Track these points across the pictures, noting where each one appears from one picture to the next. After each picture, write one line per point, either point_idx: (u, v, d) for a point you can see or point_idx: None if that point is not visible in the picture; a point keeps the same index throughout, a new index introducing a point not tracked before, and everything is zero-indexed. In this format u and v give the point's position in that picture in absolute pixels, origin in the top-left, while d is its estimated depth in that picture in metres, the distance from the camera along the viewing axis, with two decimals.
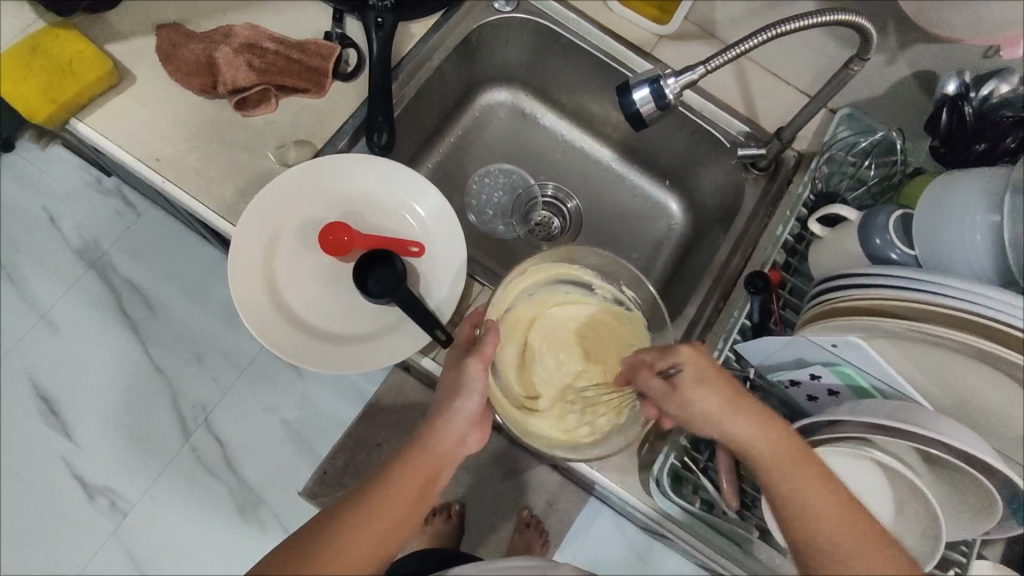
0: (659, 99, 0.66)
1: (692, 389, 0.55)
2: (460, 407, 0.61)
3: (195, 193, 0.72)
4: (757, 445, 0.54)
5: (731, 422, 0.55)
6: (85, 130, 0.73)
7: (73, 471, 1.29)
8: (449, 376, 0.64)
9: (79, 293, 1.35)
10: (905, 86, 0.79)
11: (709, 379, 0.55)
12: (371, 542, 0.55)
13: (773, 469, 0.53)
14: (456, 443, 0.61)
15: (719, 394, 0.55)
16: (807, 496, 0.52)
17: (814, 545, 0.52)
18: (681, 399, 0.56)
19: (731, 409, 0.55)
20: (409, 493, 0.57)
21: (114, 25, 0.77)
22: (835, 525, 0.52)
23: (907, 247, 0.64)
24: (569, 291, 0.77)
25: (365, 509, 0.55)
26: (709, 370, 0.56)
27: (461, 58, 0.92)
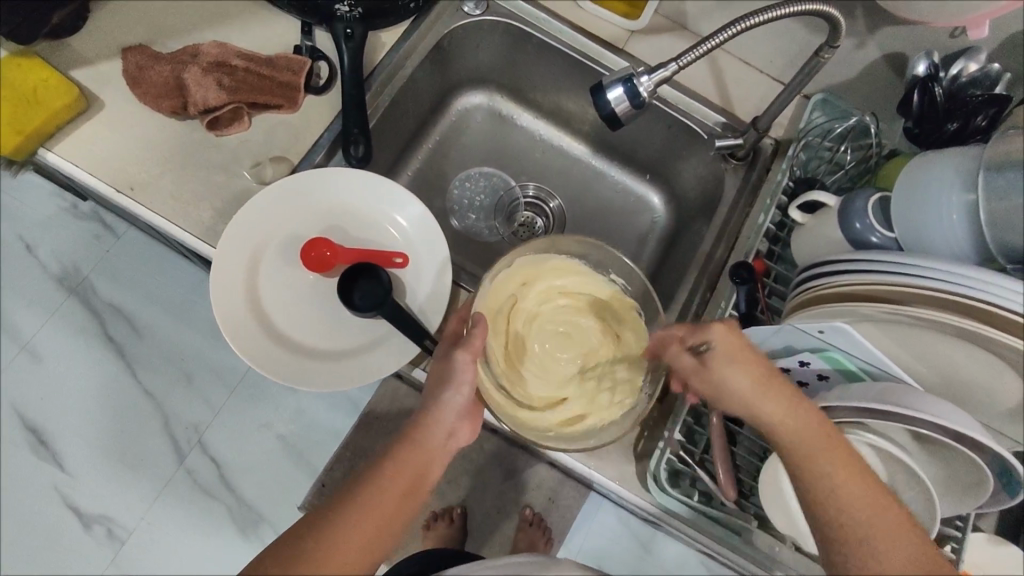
0: (633, 98, 0.66)
1: (727, 367, 0.55)
2: (448, 399, 0.61)
3: (171, 217, 0.71)
4: (782, 422, 0.54)
5: (760, 399, 0.55)
6: (55, 160, 0.72)
7: (66, 502, 1.28)
8: (438, 369, 0.63)
9: (61, 321, 1.33)
10: (876, 69, 0.79)
11: (742, 356, 0.55)
12: (362, 542, 0.54)
13: (796, 444, 0.53)
14: (446, 436, 0.62)
15: (751, 372, 0.55)
16: (832, 476, 0.52)
17: (847, 520, 0.51)
18: (716, 373, 0.56)
19: (761, 387, 0.55)
20: (398, 490, 0.57)
21: (77, 50, 0.76)
22: (873, 512, 0.51)
23: (887, 230, 0.65)
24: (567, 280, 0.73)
25: (355, 509, 0.55)
26: (745, 347, 0.56)
27: (433, 64, 0.91)
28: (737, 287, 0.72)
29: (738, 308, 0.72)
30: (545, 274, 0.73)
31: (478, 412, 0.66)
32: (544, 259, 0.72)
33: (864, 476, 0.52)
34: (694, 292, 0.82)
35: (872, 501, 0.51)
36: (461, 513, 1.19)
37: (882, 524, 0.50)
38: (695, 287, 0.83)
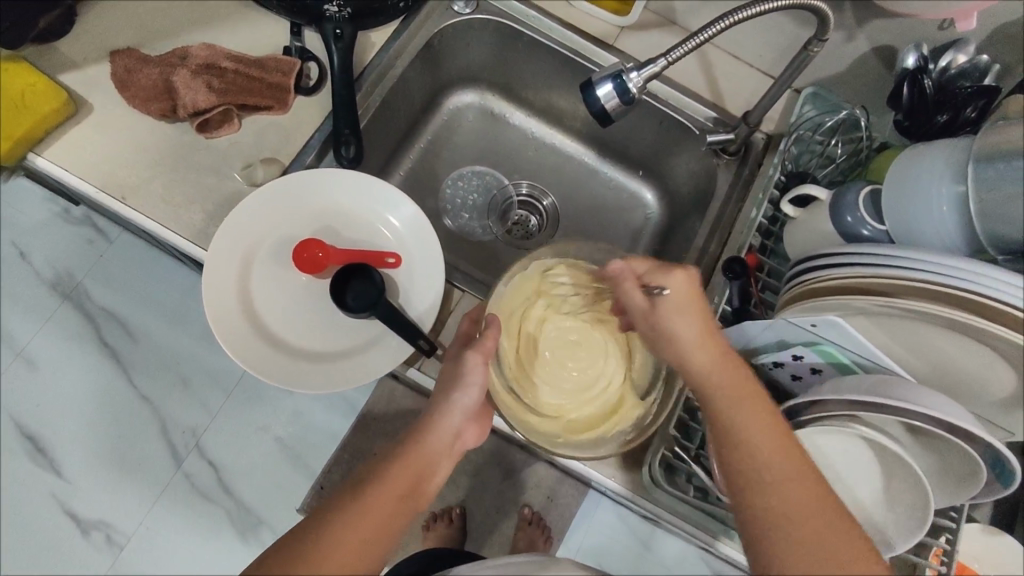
0: (623, 94, 0.66)
1: (673, 309, 0.58)
2: (457, 400, 0.62)
3: (163, 221, 0.71)
4: (709, 368, 0.56)
5: (697, 342, 0.57)
6: (45, 165, 0.72)
7: (64, 509, 1.27)
8: (449, 371, 0.64)
9: (56, 326, 1.33)
10: (866, 61, 0.79)
11: (688, 301, 0.58)
12: (364, 542, 0.53)
13: (715, 386, 0.55)
14: (452, 438, 0.62)
15: (694, 317, 0.57)
16: (750, 421, 0.53)
17: (751, 459, 0.51)
18: (661, 311, 0.58)
19: (702, 331, 0.57)
20: (403, 490, 0.57)
21: (65, 54, 0.75)
22: (776, 458, 0.51)
23: (878, 222, 0.65)
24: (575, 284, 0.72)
25: (360, 507, 0.54)
26: (694, 297, 0.58)
27: (424, 63, 0.91)
28: (730, 282, 0.72)
29: (731, 303, 0.72)
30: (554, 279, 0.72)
31: (483, 417, 0.67)
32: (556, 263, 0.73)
33: (782, 431, 0.53)
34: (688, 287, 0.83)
35: (786, 454, 0.51)
36: (460, 513, 1.19)
37: (791, 475, 0.50)
38: None
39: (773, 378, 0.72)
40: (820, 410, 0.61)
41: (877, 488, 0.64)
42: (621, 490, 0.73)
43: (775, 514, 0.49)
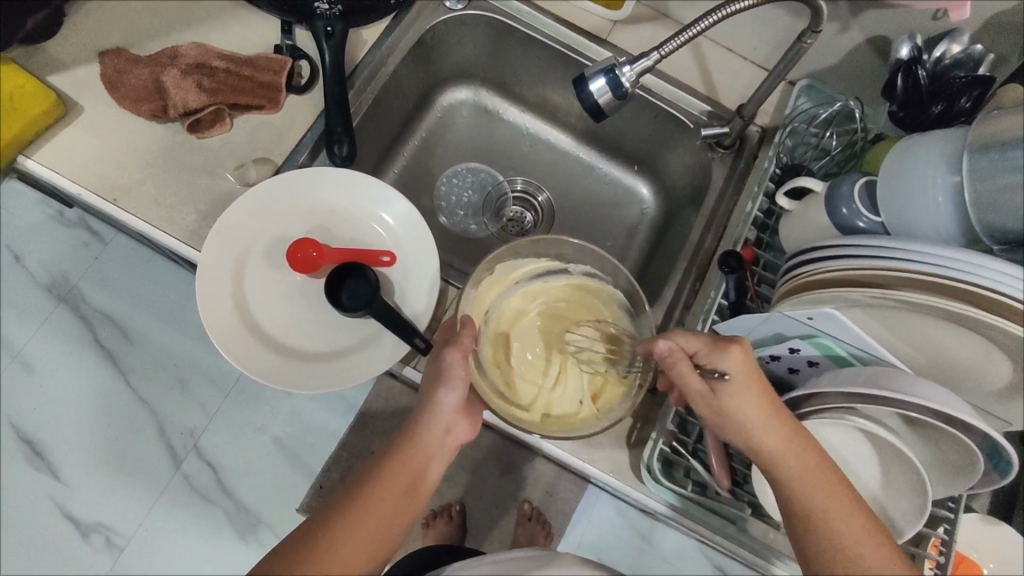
0: (616, 89, 0.65)
1: (738, 391, 0.56)
2: (444, 398, 0.62)
3: (155, 222, 0.71)
4: (781, 450, 0.56)
5: (762, 424, 0.56)
6: (35, 167, 0.71)
7: (64, 512, 1.27)
8: (432, 369, 0.64)
9: (51, 329, 1.32)
10: (860, 52, 0.79)
11: (747, 381, 0.56)
12: (366, 543, 0.54)
13: (791, 469, 0.55)
14: (443, 434, 0.62)
15: (756, 396, 0.56)
16: (828, 503, 0.54)
17: (844, 542, 0.52)
18: (721, 397, 0.57)
19: (765, 412, 0.56)
20: (400, 488, 0.58)
21: (54, 55, 0.75)
22: (861, 534, 0.53)
23: (874, 214, 0.65)
24: (547, 278, 0.77)
25: (359, 509, 0.55)
26: (753, 373, 0.57)
27: (416, 60, 0.90)
28: (726, 276, 0.72)
29: (728, 296, 0.72)
30: (525, 274, 0.77)
31: (473, 412, 0.67)
32: (521, 261, 0.76)
33: (858, 509, 0.54)
34: (684, 282, 0.82)
35: (869, 535, 0.53)
36: (459, 510, 1.19)
37: (878, 557, 0.52)
38: (685, 277, 0.83)
39: (770, 371, 0.72)
40: (819, 403, 0.61)
41: (876, 480, 0.64)
42: (620, 486, 0.73)
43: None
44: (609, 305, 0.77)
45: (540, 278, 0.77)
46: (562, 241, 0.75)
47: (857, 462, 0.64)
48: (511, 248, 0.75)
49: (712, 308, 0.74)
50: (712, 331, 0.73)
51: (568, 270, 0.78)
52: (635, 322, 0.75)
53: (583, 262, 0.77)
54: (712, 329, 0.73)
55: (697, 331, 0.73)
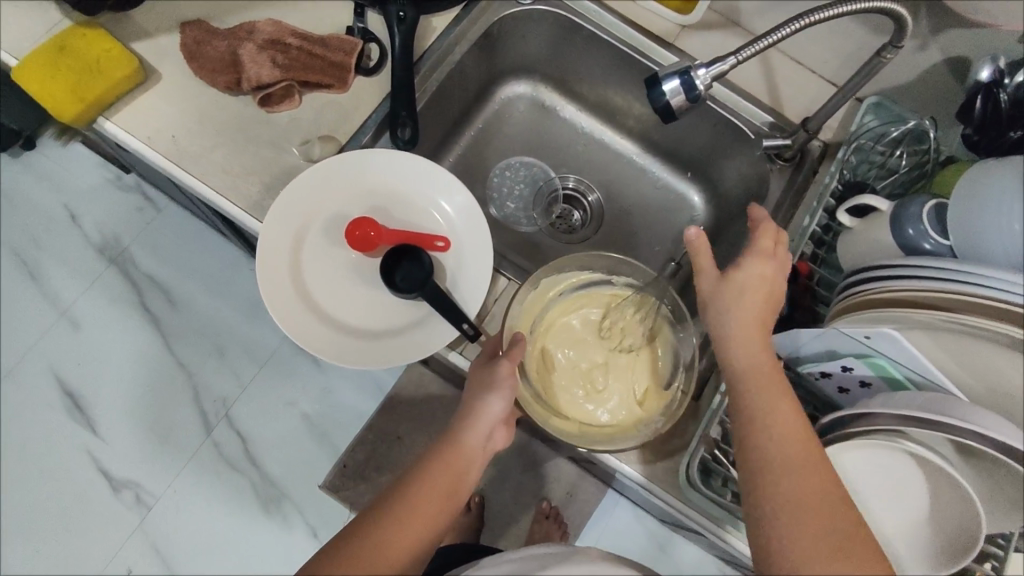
0: (689, 91, 0.65)
1: (739, 287, 0.61)
2: (491, 405, 0.64)
3: (220, 189, 0.73)
4: (755, 353, 0.59)
5: (747, 328, 0.60)
6: (113, 129, 0.74)
7: (98, 466, 1.31)
8: (479, 374, 0.66)
9: (101, 289, 1.37)
10: (937, 71, 0.77)
11: (755, 287, 0.61)
12: (409, 545, 0.56)
13: (756, 368, 0.58)
14: (483, 441, 0.64)
15: (754, 302, 0.61)
16: (786, 417, 0.56)
17: (773, 443, 0.55)
18: (725, 291, 0.62)
19: (755, 320, 0.60)
20: (444, 490, 0.59)
21: (137, 22, 0.77)
22: (794, 449, 0.55)
23: (942, 237, 0.63)
24: (591, 290, 0.78)
25: (404, 509, 0.57)
26: (763, 282, 0.61)
27: (482, 51, 0.91)
28: None
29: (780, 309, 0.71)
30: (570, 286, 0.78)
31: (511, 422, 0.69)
32: (566, 273, 0.78)
33: (804, 433, 0.56)
34: None
35: (804, 462, 0.54)
36: (479, 504, 1.20)
37: (806, 474, 0.53)
38: None
39: (817, 389, 0.71)
40: (870, 423, 0.59)
41: (926, 506, 0.63)
42: (645, 484, 0.72)
43: (795, 505, 0.53)
44: (653, 316, 0.77)
45: (585, 291, 0.78)
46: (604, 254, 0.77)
47: (905, 485, 0.63)
48: (559, 264, 0.78)
49: None
50: None
51: (613, 281, 0.79)
52: (681, 336, 0.75)
53: (628, 274, 0.79)
54: None
55: None
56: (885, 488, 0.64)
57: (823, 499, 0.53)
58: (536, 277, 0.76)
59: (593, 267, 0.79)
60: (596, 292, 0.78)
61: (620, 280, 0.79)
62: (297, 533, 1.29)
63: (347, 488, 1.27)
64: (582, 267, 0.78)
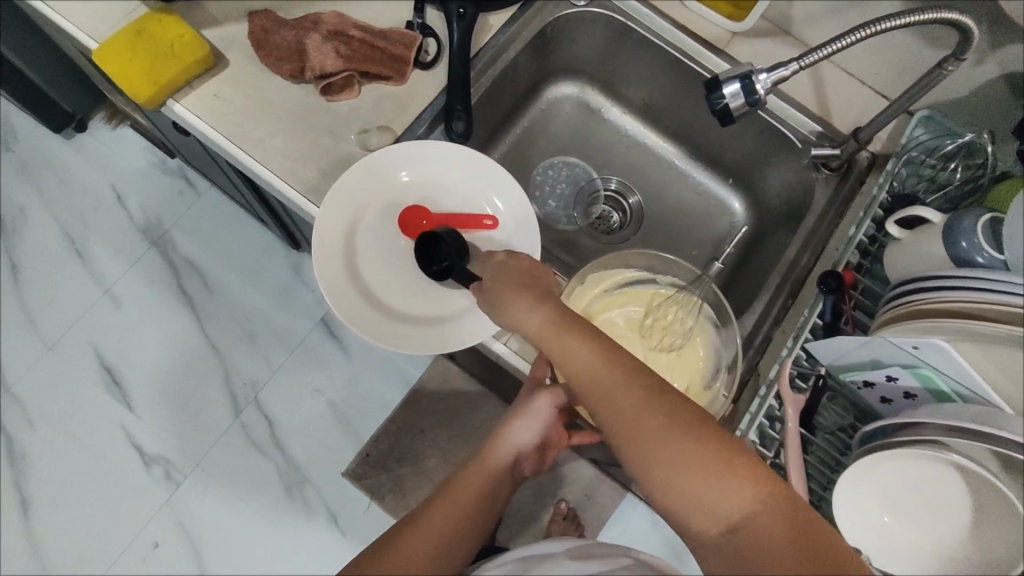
0: (749, 95, 0.65)
1: (498, 291, 0.61)
2: (519, 432, 0.68)
3: (280, 173, 0.75)
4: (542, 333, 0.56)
5: (518, 290, 0.59)
6: (180, 110, 0.77)
7: (131, 440, 1.34)
8: (519, 402, 0.70)
9: (142, 269, 1.41)
10: (994, 88, 0.77)
11: (507, 279, 0.61)
12: (436, 537, 0.58)
13: (555, 349, 0.55)
14: (512, 461, 0.68)
15: (512, 275, 0.61)
16: (593, 359, 0.53)
17: (617, 413, 0.51)
18: (491, 272, 0.63)
19: (519, 285, 0.60)
20: (475, 494, 0.63)
21: (208, 10, 0.80)
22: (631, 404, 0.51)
23: (997, 251, 0.63)
24: (635, 290, 0.80)
25: (438, 508, 0.61)
26: (510, 274, 0.62)
27: (535, 50, 0.93)
28: (823, 297, 0.72)
29: (823, 316, 0.72)
30: (614, 284, 0.80)
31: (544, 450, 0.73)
32: (612, 272, 0.80)
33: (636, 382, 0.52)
34: (776, 298, 0.82)
35: (649, 411, 0.51)
36: None
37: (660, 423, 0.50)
38: (777, 293, 0.82)
39: (858, 398, 0.71)
40: (913, 433, 0.60)
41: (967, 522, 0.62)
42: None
43: (639, 450, 0.50)
44: (695, 315, 0.79)
45: (632, 289, 0.80)
46: (645, 253, 0.80)
47: (946, 500, 0.63)
48: (596, 264, 0.79)
49: (804, 327, 0.73)
50: (801, 349, 0.73)
51: (657, 281, 0.81)
52: (723, 338, 0.77)
53: (673, 274, 0.82)
54: (802, 348, 0.72)
55: (787, 348, 0.74)
56: (925, 499, 0.63)
57: (664, 424, 0.50)
58: (581, 275, 0.78)
59: (642, 267, 0.81)
60: (642, 292, 0.80)
61: (668, 279, 0.81)
62: (319, 517, 1.31)
63: (369, 476, 1.27)
64: (622, 267, 0.81)
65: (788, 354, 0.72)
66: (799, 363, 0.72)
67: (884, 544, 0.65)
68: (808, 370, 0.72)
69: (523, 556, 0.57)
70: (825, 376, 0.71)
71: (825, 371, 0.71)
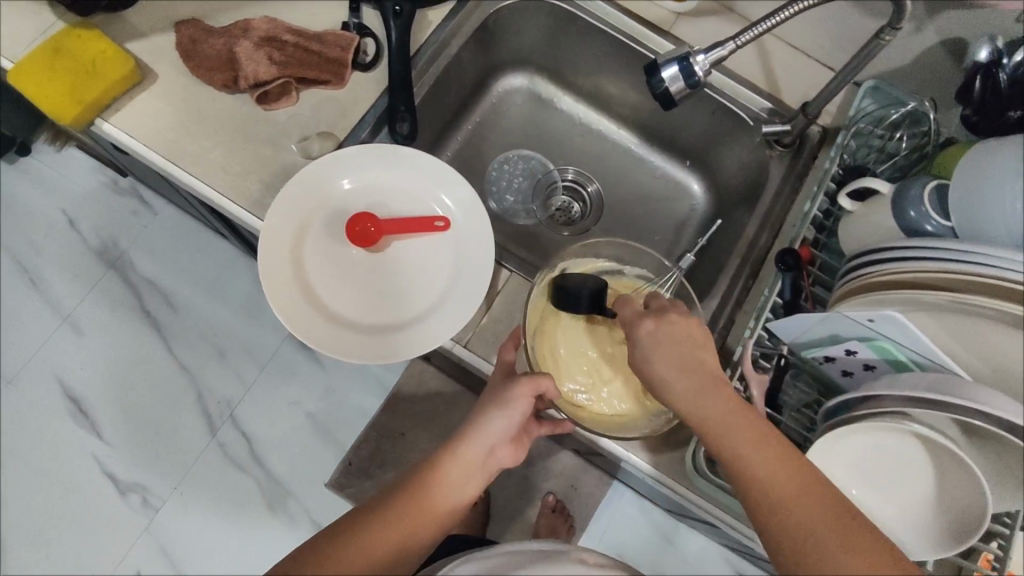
0: (688, 78, 0.65)
1: (654, 358, 0.57)
2: (494, 423, 0.63)
3: (220, 187, 0.73)
4: (708, 416, 0.54)
5: (678, 378, 0.56)
6: (111, 129, 0.73)
7: (103, 469, 1.30)
8: (494, 391, 0.66)
9: (100, 293, 1.37)
10: (934, 54, 0.76)
11: (671, 343, 0.57)
12: (393, 535, 0.57)
13: (724, 436, 0.53)
14: (485, 455, 0.63)
15: (672, 356, 0.56)
16: (767, 461, 0.52)
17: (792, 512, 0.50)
18: (641, 352, 0.58)
19: (680, 374, 0.56)
20: (445, 497, 0.60)
21: (132, 24, 0.77)
22: (800, 504, 0.51)
23: (944, 218, 0.63)
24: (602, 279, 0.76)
25: (400, 502, 0.59)
26: (675, 340, 0.57)
27: (479, 43, 0.91)
28: (782, 275, 0.71)
29: (783, 294, 0.71)
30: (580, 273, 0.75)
31: (519, 441, 0.67)
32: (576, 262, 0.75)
33: (808, 480, 0.52)
34: (736, 280, 0.82)
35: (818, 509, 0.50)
36: (483, 499, 1.19)
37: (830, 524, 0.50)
38: (737, 274, 0.82)
39: (821, 373, 0.71)
40: (875, 405, 0.60)
41: (931, 488, 0.62)
42: (643, 468, 0.73)
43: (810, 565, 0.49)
44: None
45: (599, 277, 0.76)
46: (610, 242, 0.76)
47: (910, 468, 0.63)
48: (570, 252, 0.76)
49: (765, 307, 0.72)
50: (764, 329, 0.72)
51: (624, 272, 0.77)
52: None
53: (639, 264, 0.77)
54: (765, 327, 0.71)
55: (749, 328, 0.72)
56: (889, 469, 0.64)
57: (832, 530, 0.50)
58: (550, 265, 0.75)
59: (608, 257, 0.77)
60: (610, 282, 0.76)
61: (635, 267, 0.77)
62: (304, 532, 1.28)
63: (352, 485, 1.25)
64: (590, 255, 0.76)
65: (752, 335, 0.71)
66: (762, 343, 0.71)
67: None
68: (771, 350, 0.71)
69: (511, 552, 0.52)
70: (787, 355, 0.71)
71: (788, 350, 0.71)
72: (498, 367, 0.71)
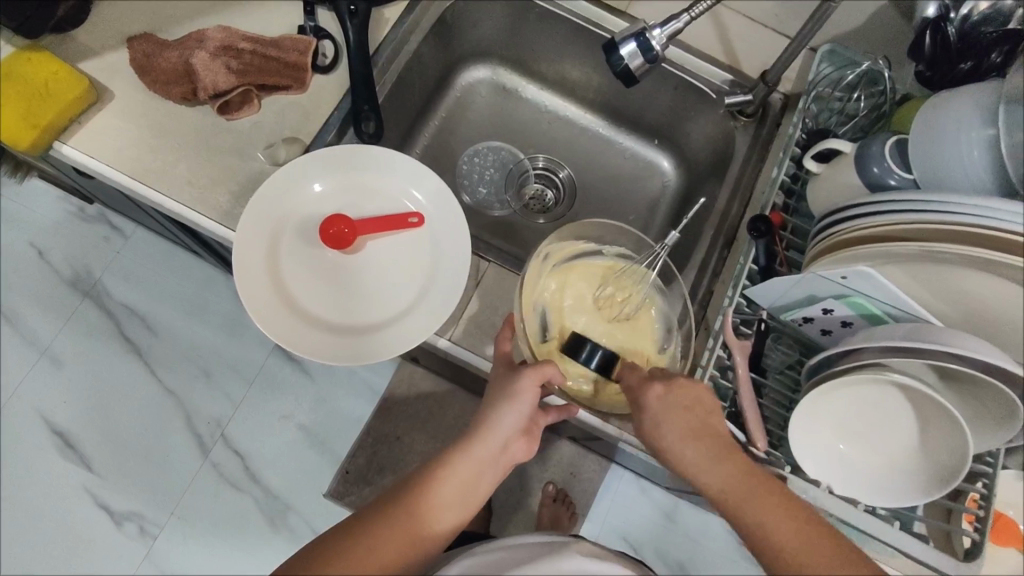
0: (647, 53, 0.66)
1: (659, 425, 0.59)
2: (505, 417, 0.63)
3: (189, 202, 0.72)
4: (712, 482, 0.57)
5: (683, 445, 0.58)
6: (70, 152, 0.72)
7: (97, 501, 1.28)
8: (500, 385, 0.65)
9: (78, 322, 1.34)
10: (883, 14, 0.79)
11: (675, 409, 0.59)
12: (402, 540, 0.56)
13: (727, 499, 0.56)
14: (500, 450, 0.62)
15: (678, 423, 0.58)
16: (770, 518, 0.54)
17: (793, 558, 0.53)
18: (651, 419, 0.60)
19: (689, 437, 0.58)
20: (457, 496, 0.60)
21: (83, 43, 0.76)
22: (803, 555, 0.53)
23: (905, 171, 0.64)
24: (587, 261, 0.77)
25: (413, 505, 0.58)
26: (680, 407, 0.59)
27: (438, 39, 0.91)
28: (755, 242, 0.71)
29: (758, 262, 0.72)
30: (569, 258, 0.77)
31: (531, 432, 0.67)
32: (564, 246, 0.77)
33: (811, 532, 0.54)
34: (712, 250, 0.83)
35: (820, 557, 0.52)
36: None
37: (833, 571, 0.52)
38: (713, 245, 0.83)
39: (800, 333, 0.72)
40: (857, 359, 0.61)
41: (914, 436, 0.64)
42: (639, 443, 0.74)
43: None
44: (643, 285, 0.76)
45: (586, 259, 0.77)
46: (598, 224, 0.75)
47: (892, 417, 0.65)
48: (556, 235, 0.76)
49: (741, 274, 0.73)
50: (741, 296, 0.72)
51: (603, 252, 0.78)
52: (668, 300, 0.76)
53: (617, 243, 0.78)
54: (742, 295, 0.72)
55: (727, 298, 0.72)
56: (871, 420, 0.66)
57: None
58: (543, 249, 0.75)
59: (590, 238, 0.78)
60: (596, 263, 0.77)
61: (614, 247, 0.78)
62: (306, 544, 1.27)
63: (352, 492, 1.25)
64: (575, 237, 0.77)
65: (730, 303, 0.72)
66: (741, 310, 0.72)
67: (840, 470, 0.66)
68: (750, 316, 0.72)
69: (505, 545, 0.53)
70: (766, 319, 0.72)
71: (766, 314, 0.71)
72: (497, 360, 0.69)
